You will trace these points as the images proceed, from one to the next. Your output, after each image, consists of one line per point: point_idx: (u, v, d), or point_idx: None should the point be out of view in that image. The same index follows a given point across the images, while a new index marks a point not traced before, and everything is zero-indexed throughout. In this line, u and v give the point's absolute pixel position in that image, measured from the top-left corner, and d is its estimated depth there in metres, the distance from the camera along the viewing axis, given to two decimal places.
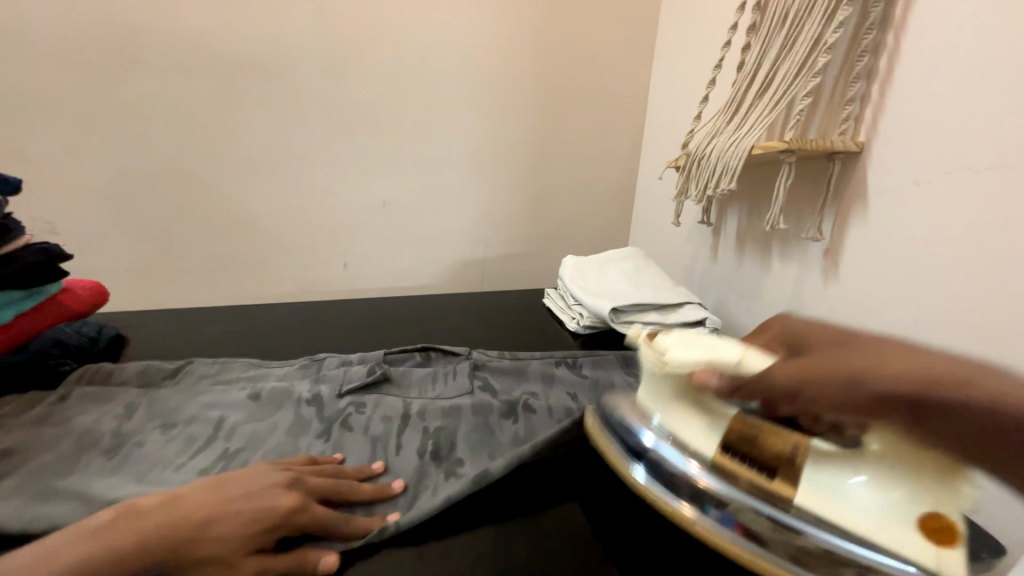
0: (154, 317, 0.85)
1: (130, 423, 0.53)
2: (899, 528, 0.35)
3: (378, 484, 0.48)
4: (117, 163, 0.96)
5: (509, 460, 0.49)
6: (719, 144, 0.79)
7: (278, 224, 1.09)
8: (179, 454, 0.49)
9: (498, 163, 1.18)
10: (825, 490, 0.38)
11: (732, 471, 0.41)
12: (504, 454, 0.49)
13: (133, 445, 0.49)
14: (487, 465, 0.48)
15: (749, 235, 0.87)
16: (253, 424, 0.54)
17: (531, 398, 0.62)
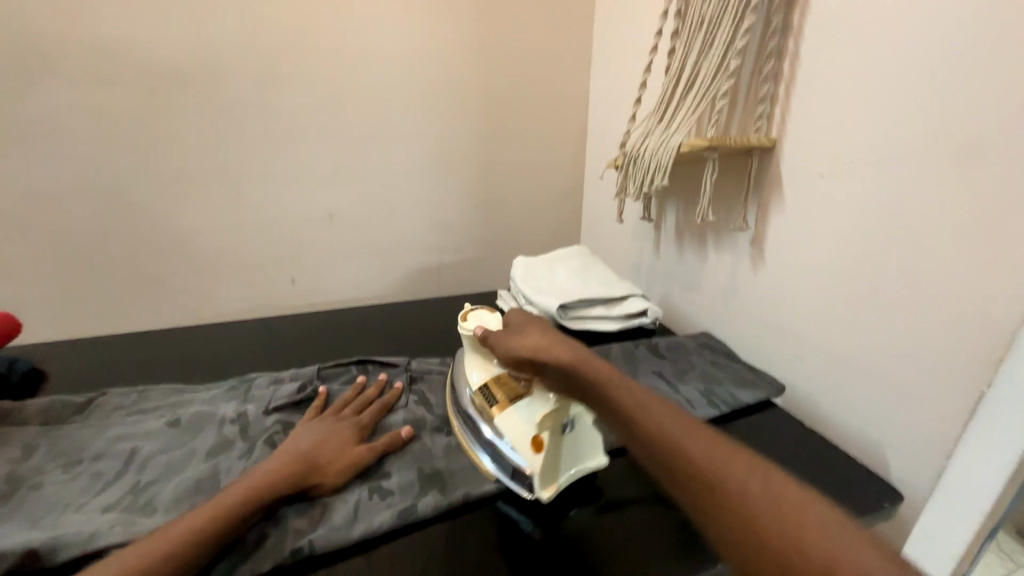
0: (78, 346, 0.79)
1: (26, 466, 0.48)
2: (524, 440, 0.49)
3: (295, 517, 0.45)
4: (22, 181, 0.88)
5: (439, 507, 0.47)
6: (652, 143, 0.83)
7: (215, 241, 1.03)
8: (79, 493, 0.45)
9: (446, 169, 1.19)
10: (512, 417, 0.51)
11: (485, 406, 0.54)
12: (435, 497, 0.48)
13: (27, 489, 0.45)
14: (415, 508, 0.46)
15: (685, 228, 0.92)
16: (169, 453, 0.50)
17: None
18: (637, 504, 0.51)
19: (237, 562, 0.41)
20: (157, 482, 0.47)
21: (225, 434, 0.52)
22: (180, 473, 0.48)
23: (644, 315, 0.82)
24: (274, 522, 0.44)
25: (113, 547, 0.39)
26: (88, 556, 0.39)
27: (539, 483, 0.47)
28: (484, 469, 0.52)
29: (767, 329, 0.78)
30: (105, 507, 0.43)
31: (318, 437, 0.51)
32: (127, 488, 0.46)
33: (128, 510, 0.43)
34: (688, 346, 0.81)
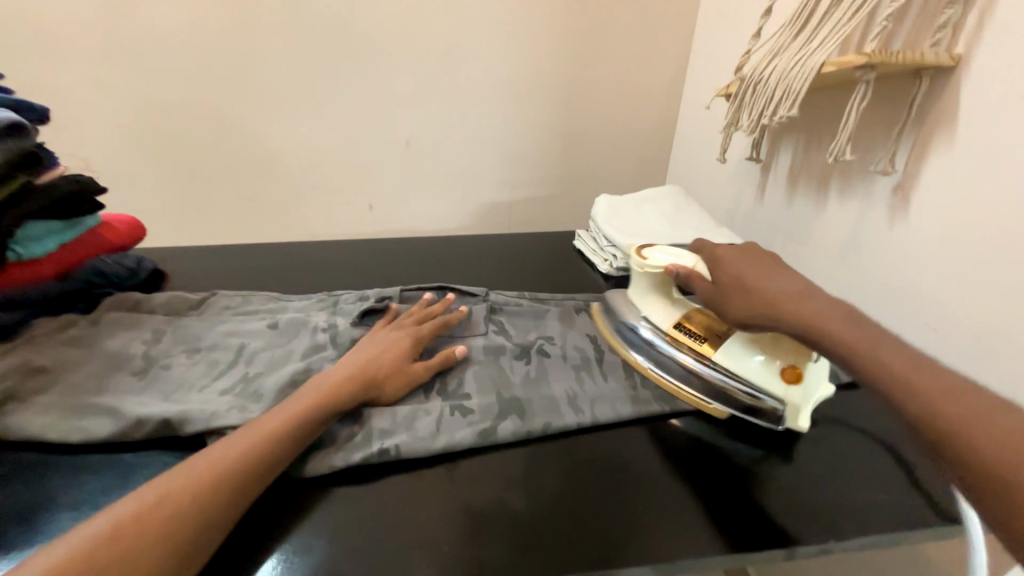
0: (190, 252, 0.87)
1: (157, 347, 0.54)
2: (771, 374, 0.49)
3: (377, 419, 0.47)
4: (141, 97, 0.95)
5: (518, 433, 0.47)
6: (781, 63, 0.69)
7: (302, 162, 1.07)
8: (200, 376, 0.50)
9: (528, 95, 1.10)
10: (733, 354, 0.51)
11: (684, 349, 0.54)
12: (514, 423, 0.48)
13: (159, 367, 0.51)
14: (495, 430, 0.47)
15: (804, 172, 0.79)
16: (271, 351, 0.54)
17: (547, 341, 0.60)
18: (721, 463, 0.47)
19: (331, 451, 0.44)
20: (261, 375, 0.51)
21: (317, 341, 0.55)
22: (281, 369, 0.51)
23: None
24: (363, 424, 0.47)
25: (228, 427, 0.43)
26: (208, 431, 0.44)
27: (791, 414, 0.49)
28: (564, 404, 0.51)
29: (894, 296, 0.66)
30: (221, 391, 0.48)
31: (380, 345, 0.53)
32: (238, 376, 0.50)
33: (239, 395, 0.48)
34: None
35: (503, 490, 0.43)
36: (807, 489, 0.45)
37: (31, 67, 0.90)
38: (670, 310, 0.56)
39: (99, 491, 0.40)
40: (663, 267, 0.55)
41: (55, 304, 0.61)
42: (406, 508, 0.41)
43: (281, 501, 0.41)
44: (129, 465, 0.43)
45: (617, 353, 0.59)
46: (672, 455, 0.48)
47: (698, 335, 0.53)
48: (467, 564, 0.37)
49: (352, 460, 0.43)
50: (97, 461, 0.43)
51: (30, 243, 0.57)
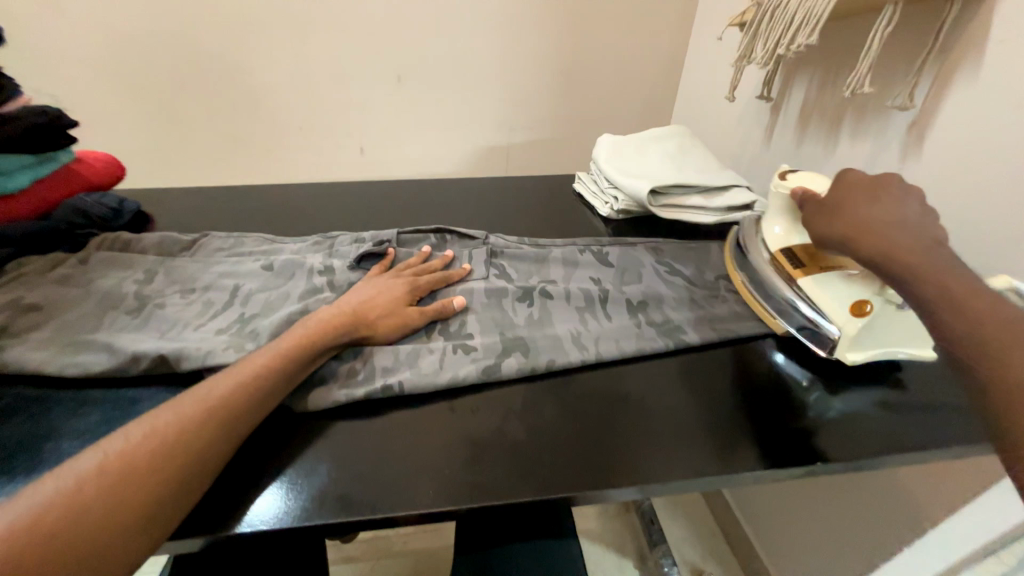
0: (174, 194, 0.83)
1: (150, 287, 0.53)
2: (844, 304, 0.49)
3: (377, 354, 0.47)
4: (103, 22, 0.87)
5: (521, 370, 0.48)
6: None
7: (286, 99, 1.00)
8: (196, 315, 0.50)
9: (527, 24, 1.02)
10: (821, 282, 0.50)
11: (781, 275, 0.54)
12: (518, 361, 0.48)
13: (153, 306, 0.50)
14: (499, 367, 0.47)
15: (817, 109, 0.75)
16: (266, 293, 0.53)
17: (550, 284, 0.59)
18: (714, 394, 0.48)
19: (334, 387, 0.44)
20: (258, 316, 0.50)
21: (315, 283, 0.54)
22: (279, 309, 0.51)
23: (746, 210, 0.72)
24: (365, 361, 0.47)
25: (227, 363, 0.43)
26: (207, 369, 0.44)
27: (847, 345, 0.49)
28: (568, 344, 0.51)
29: None
30: (219, 330, 0.48)
31: (374, 290, 0.52)
32: (236, 316, 0.50)
33: (236, 335, 0.47)
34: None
35: (504, 421, 0.44)
36: (797, 414, 0.47)
37: None
38: (787, 238, 0.55)
39: (103, 422, 0.41)
40: (795, 188, 0.53)
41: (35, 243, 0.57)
42: (405, 438, 0.42)
43: (279, 431, 0.42)
44: (130, 399, 0.43)
45: (621, 293, 0.58)
46: (666, 388, 0.49)
47: (794, 259, 0.53)
48: (468, 487, 0.38)
49: (356, 395, 0.44)
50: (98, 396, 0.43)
51: (0, 178, 0.54)
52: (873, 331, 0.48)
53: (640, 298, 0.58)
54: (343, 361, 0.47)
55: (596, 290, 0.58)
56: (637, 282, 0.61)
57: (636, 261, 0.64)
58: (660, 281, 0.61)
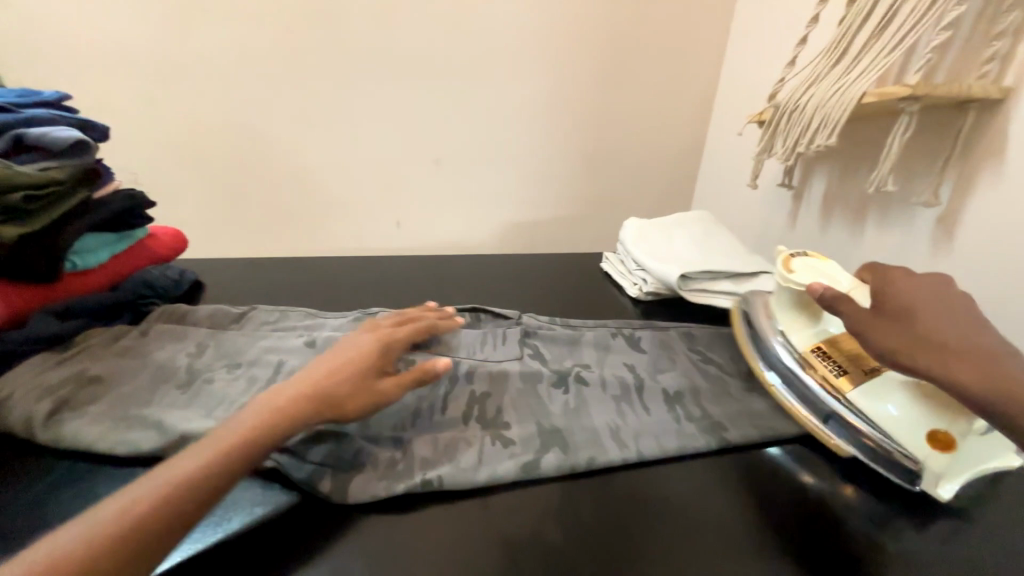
0: (225, 264, 0.89)
1: (200, 361, 0.56)
2: (915, 429, 0.45)
3: (418, 444, 0.48)
4: (189, 114, 1.00)
5: (560, 467, 0.46)
6: (819, 92, 0.69)
7: (336, 179, 1.10)
8: (241, 392, 0.51)
9: (558, 117, 1.12)
10: (876, 397, 0.47)
11: (817, 381, 0.51)
12: (557, 457, 0.47)
13: (202, 380, 0.53)
14: (537, 463, 0.46)
15: (839, 200, 0.78)
16: None
17: (584, 369, 0.59)
18: (756, 498, 0.46)
19: (375, 480, 0.44)
20: None
21: None
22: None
23: None
24: (405, 451, 0.47)
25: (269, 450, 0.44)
26: None
27: (931, 479, 0.44)
28: (606, 437, 0.50)
29: None
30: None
31: (356, 350, 0.51)
32: None
33: None
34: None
35: (538, 521, 0.42)
36: (852, 529, 0.43)
37: (88, 86, 0.95)
38: (801, 335, 0.55)
39: None
40: (810, 284, 0.53)
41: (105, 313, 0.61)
42: (436, 534, 0.41)
43: (309, 522, 0.41)
44: None
45: (657, 382, 0.58)
46: (707, 491, 0.46)
47: (836, 365, 0.50)
48: None
49: (395, 490, 0.43)
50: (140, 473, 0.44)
51: (86, 254, 0.61)
52: (957, 462, 0.44)
53: (675, 388, 0.57)
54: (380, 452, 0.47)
55: (630, 378, 0.58)
56: (669, 370, 0.61)
57: (666, 348, 0.65)
58: (694, 370, 0.61)
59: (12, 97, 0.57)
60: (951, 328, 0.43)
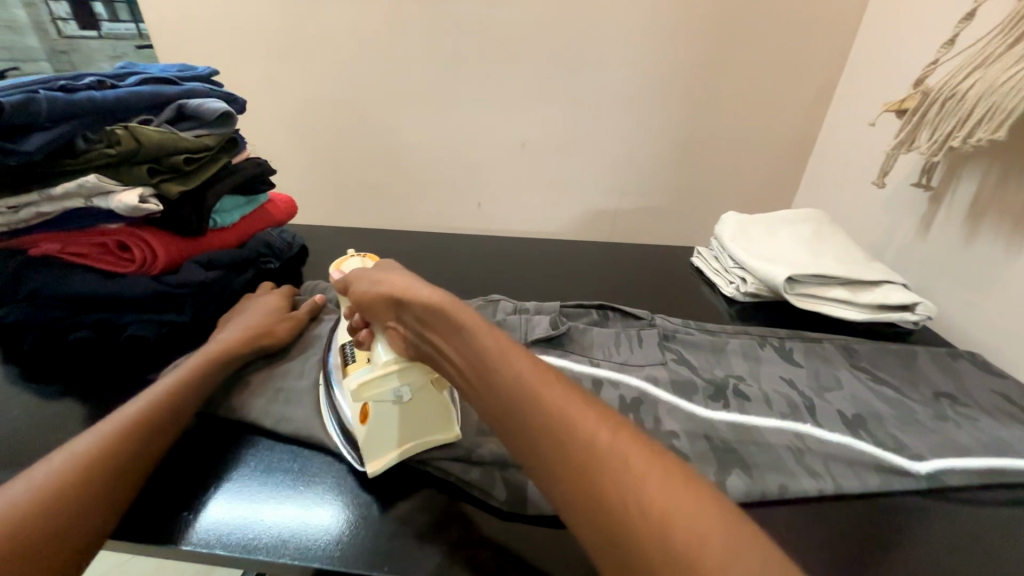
0: (326, 232, 0.97)
1: None
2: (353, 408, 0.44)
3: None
4: (302, 91, 1.08)
5: (750, 494, 0.43)
6: (991, 75, 0.58)
7: (425, 158, 1.14)
8: None
9: (653, 101, 1.06)
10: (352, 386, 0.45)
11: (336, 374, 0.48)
12: (743, 481, 0.43)
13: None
14: (724, 486, 0.43)
15: (996, 206, 0.66)
16: None
17: (740, 381, 0.56)
18: (876, 535, 0.42)
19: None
20: None
21: None
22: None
23: (904, 310, 0.64)
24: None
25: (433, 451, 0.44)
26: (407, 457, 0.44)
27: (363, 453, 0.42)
28: (792, 463, 0.46)
29: None
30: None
31: None
32: None
33: None
34: (952, 360, 0.62)
35: None
36: None
37: (222, 64, 1.06)
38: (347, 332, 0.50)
39: (273, 457, 0.45)
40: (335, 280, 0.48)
41: (238, 266, 0.68)
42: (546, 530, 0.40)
43: (427, 509, 0.41)
44: (281, 445, 0.46)
45: (828, 405, 0.53)
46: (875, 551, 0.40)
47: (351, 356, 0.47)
48: None
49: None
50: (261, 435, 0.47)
51: (222, 214, 0.68)
52: (372, 435, 0.42)
53: (853, 411, 0.53)
54: (489, 464, 0.43)
55: (798, 397, 0.54)
56: (840, 392, 0.56)
57: (827, 364, 0.60)
58: (870, 395, 0.55)
59: (174, 71, 0.65)
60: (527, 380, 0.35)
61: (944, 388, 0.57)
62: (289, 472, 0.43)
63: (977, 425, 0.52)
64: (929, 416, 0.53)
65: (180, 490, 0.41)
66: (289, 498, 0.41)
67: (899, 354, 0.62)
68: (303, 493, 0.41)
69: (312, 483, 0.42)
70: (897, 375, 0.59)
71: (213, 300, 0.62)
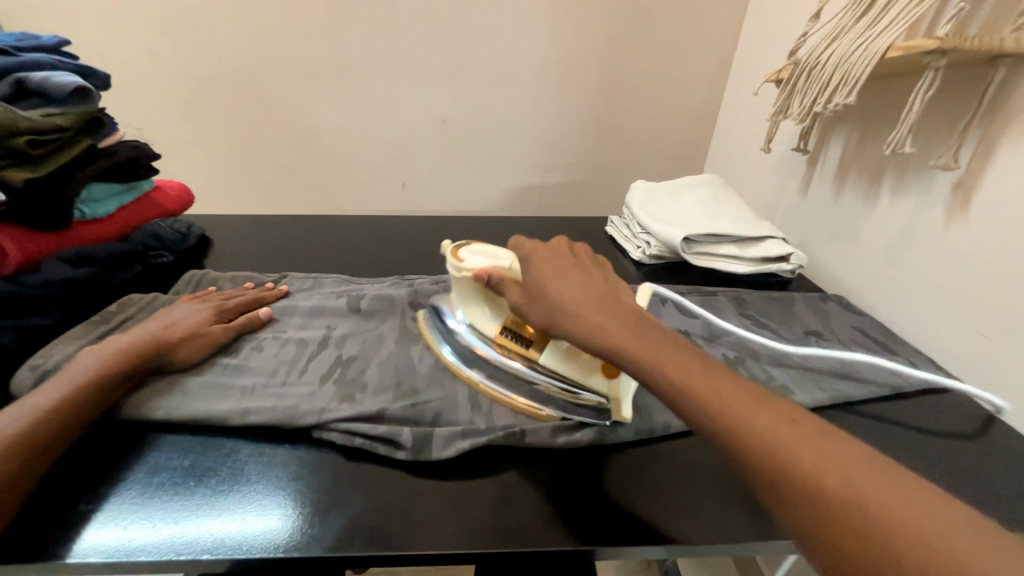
0: (231, 221, 0.90)
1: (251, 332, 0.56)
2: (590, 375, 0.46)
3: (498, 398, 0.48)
4: (189, 66, 0.98)
5: (640, 434, 0.46)
6: (842, 45, 0.65)
7: (338, 138, 1.08)
8: (293, 358, 0.51)
9: (566, 75, 1.08)
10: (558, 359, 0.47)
11: (521, 359, 0.49)
12: (634, 422, 0.47)
13: (250, 346, 0.53)
14: (617, 423, 0.47)
15: (855, 164, 0.75)
16: (361, 336, 0.55)
17: None
18: None
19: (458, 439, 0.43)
20: (357, 359, 0.52)
21: (408, 328, 0.57)
22: (377, 355, 0.52)
23: (783, 261, 0.72)
24: (483, 402, 0.48)
25: (343, 417, 0.44)
26: (317, 425, 0.44)
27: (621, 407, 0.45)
28: None
29: (941, 298, 0.63)
30: (322, 379, 0.49)
31: None
32: (333, 359, 0.51)
33: (341, 381, 0.49)
34: (821, 303, 0.71)
35: (569, 491, 0.41)
36: None
37: (90, 36, 0.94)
38: (492, 322, 0.51)
39: (167, 458, 0.42)
40: (472, 270, 0.51)
41: (117, 262, 0.61)
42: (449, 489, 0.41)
43: (331, 479, 0.41)
44: (175, 442, 0.43)
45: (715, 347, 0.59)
46: None
47: (523, 342, 0.49)
48: (504, 540, 0.37)
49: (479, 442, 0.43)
50: (151, 436, 0.44)
51: (92, 205, 0.61)
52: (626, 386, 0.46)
53: (734, 353, 0.59)
54: (400, 423, 0.45)
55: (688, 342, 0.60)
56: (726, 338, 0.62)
57: (718, 312, 0.66)
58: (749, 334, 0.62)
59: (10, 40, 0.56)
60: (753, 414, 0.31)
61: (811, 325, 0.65)
62: (182, 472, 0.41)
63: (836, 356, 0.60)
64: (789, 346, 0.62)
65: (53, 502, 0.38)
66: (176, 497, 0.38)
67: (780, 300, 0.70)
68: (193, 491, 0.39)
69: (204, 480, 0.40)
70: (775, 316, 0.67)
71: (87, 299, 0.56)
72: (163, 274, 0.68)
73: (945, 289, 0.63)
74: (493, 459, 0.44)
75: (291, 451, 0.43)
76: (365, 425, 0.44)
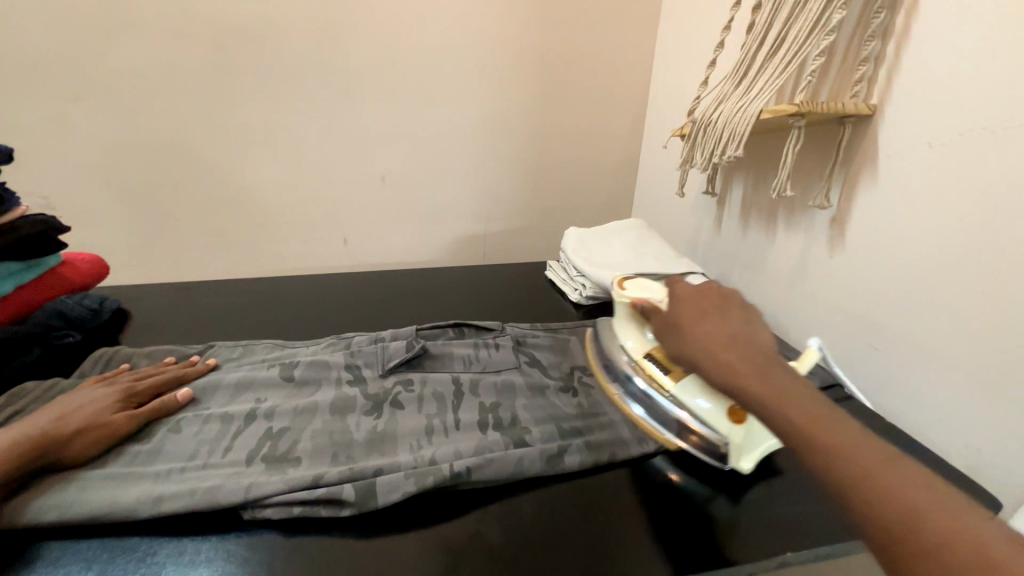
0: (153, 291, 0.84)
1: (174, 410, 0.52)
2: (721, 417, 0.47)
3: (439, 447, 0.48)
4: (109, 133, 0.94)
5: (584, 464, 0.49)
6: (727, 108, 0.76)
7: (274, 198, 1.07)
8: (217, 437, 0.48)
9: (498, 134, 1.15)
10: (690, 393, 0.48)
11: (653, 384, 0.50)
12: (579, 453, 0.49)
13: (166, 429, 0.49)
14: (562, 458, 0.49)
15: (754, 205, 0.85)
16: (294, 404, 0.53)
17: (583, 372, 0.64)
18: (692, 488, 0.49)
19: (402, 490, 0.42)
20: (288, 430, 0.49)
21: (346, 391, 0.55)
22: (311, 424, 0.50)
23: None
24: (425, 451, 0.47)
25: (272, 490, 0.41)
26: (244, 503, 0.41)
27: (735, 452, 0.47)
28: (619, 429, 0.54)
29: (835, 318, 0.72)
30: (250, 456, 0.46)
31: None
32: (262, 433, 0.49)
33: (270, 456, 0.46)
34: None
35: (520, 540, 0.41)
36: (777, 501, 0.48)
37: None
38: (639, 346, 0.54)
39: (63, 572, 0.37)
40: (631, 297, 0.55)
41: (9, 347, 0.55)
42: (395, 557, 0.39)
43: (265, 563, 0.38)
44: (73, 550, 0.38)
45: None
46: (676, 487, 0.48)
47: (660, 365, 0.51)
48: None
49: (427, 483, 0.43)
50: (43, 546, 0.38)
51: None
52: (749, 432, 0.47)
53: None
54: (338, 484, 0.43)
55: None
56: None
57: None
58: None
59: None
60: (879, 468, 0.31)
61: None
62: None
63: None
64: None
65: None
66: None
67: None
68: None
69: None
70: None
71: None
72: (68, 356, 0.62)
73: (837, 309, 0.71)
74: (438, 517, 0.43)
75: (216, 541, 0.40)
76: (300, 493, 0.42)
